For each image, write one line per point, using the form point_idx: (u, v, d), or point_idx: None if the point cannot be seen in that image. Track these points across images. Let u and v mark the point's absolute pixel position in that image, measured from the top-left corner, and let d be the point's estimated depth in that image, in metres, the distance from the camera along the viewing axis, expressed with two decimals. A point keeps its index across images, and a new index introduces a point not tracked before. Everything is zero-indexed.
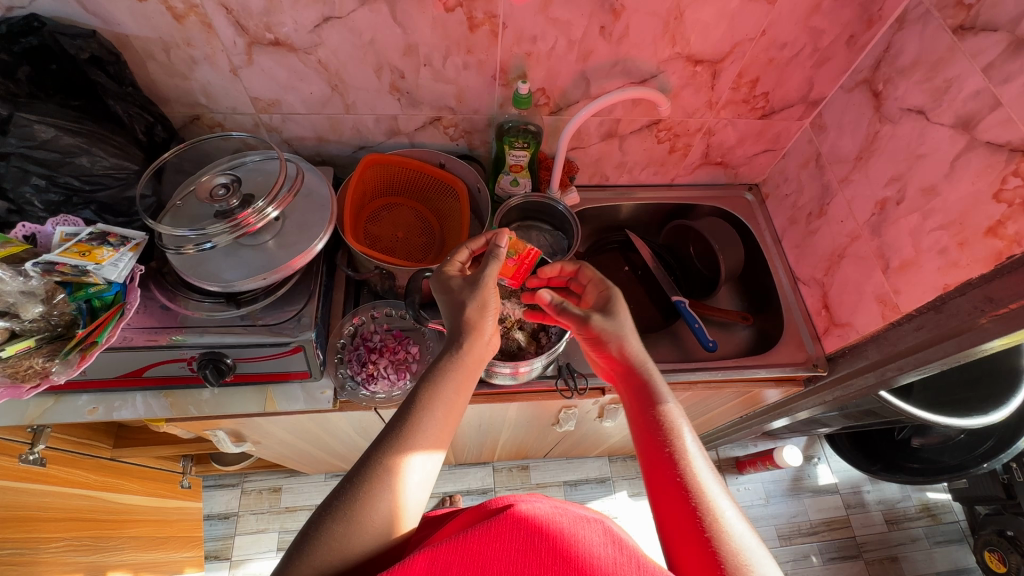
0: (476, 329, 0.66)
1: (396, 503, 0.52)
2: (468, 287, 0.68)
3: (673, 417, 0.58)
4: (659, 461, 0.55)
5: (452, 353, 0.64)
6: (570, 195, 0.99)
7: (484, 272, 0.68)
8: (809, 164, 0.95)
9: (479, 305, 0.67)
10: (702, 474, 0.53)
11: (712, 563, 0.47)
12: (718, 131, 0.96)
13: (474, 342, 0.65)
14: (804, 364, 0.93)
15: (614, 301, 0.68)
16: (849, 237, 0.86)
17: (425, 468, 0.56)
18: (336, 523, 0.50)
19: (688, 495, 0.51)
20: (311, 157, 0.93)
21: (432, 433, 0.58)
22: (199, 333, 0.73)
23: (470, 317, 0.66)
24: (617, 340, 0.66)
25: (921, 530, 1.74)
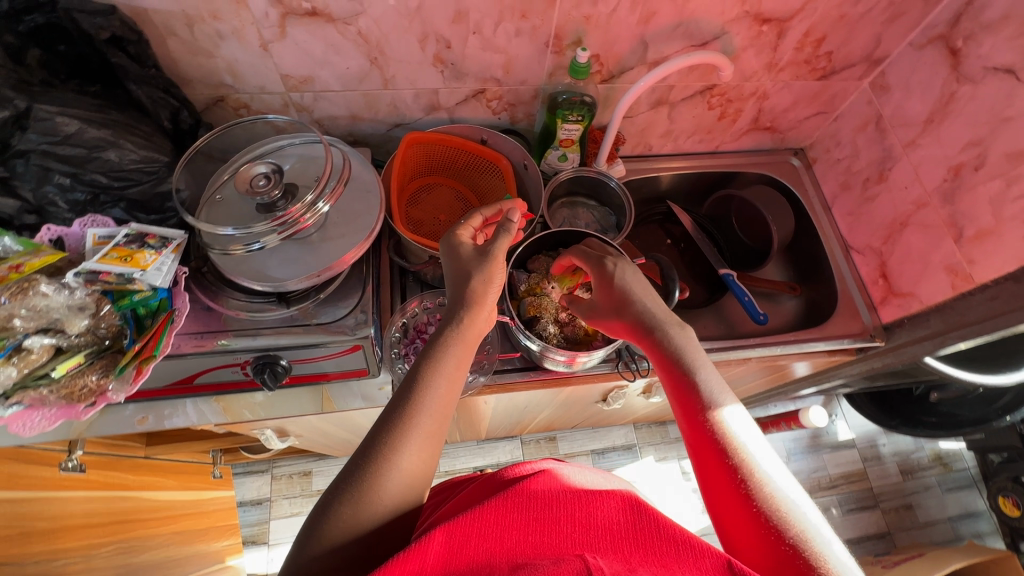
0: (478, 298, 0.61)
1: (405, 478, 0.49)
2: (467, 258, 0.63)
3: (702, 383, 0.56)
4: (694, 431, 0.53)
5: (454, 328, 0.59)
6: (618, 167, 0.94)
7: (494, 243, 0.63)
8: (867, 127, 0.91)
9: (485, 279, 0.61)
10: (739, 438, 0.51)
11: (761, 527, 0.46)
12: (772, 95, 0.91)
13: (476, 314, 0.60)
14: (861, 334, 0.91)
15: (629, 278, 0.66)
16: (915, 204, 0.83)
17: (431, 445, 0.52)
18: (345, 504, 0.47)
19: (722, 459, 0.50)
20: (342, 137, 0.87)
21: (435, 408, 0.54)
22: (252, 336, 0.69)
23: (475, 290, 0.61)
24: (640, 312, 0.63)
25: (933, 478, 1.80)
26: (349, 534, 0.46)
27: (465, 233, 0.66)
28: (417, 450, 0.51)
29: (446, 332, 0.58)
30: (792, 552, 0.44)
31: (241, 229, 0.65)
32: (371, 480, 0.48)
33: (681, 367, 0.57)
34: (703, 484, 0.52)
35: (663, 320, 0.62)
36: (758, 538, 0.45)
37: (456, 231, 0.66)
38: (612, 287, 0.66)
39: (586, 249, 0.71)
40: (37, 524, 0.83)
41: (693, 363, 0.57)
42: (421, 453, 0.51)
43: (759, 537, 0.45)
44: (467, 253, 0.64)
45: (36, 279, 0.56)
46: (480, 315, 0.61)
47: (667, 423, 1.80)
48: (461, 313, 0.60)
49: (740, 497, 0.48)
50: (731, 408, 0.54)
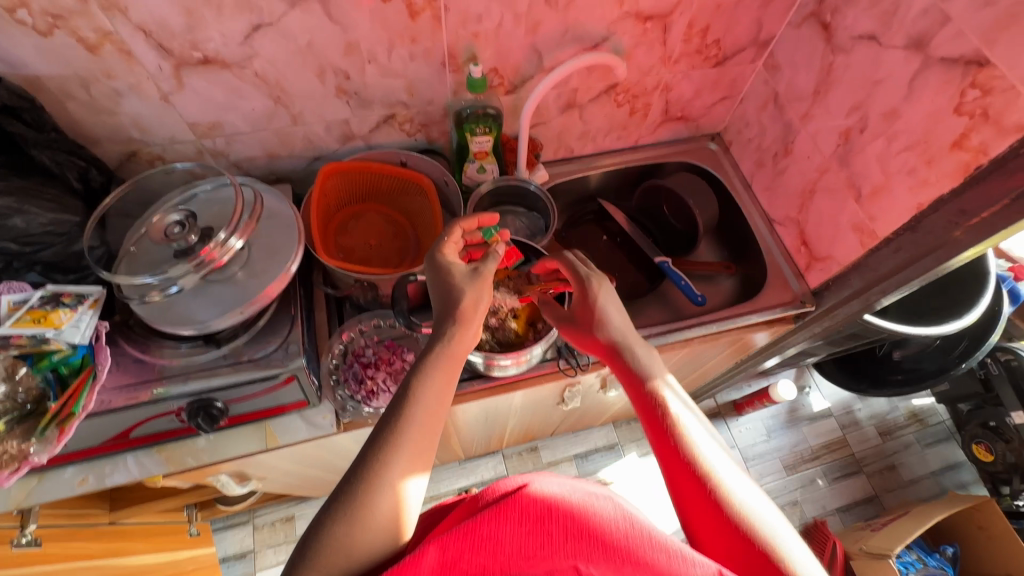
0: (469, 313, 0.62)
1: (397, 498, 0.50)
2: (455, 275, 0.64)
3: (668, 400, 0.59)
4: (663, 443, 0.56)
5: (441, 344, 0.60)
6: (540, 173, 0.97)
7: (484, 265, 0.65)
8: (768, 106, 0.95)
9: (475, 298, 0.63)
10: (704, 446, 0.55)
11: (728, 528, 0.50)
12: (674, 86, 0.96)
13: (463, 331, 0.61)
14: (792, 302, 0.94)
15: (601, 289, 0.67)
16: (818, 171, 0.87)
17: (422, 460, 0.54)
18: (338, 524, 0.47)
19: (691, 464, 0.54)
20: (264, 177, 0.88)
21: (424, 423, 0.55)
22: (183, 381, 0.69)
23: (465, 309, 0.62)
24: (612, 327, 0.66)
25: (912, 436, 1.83)
26: (341, 545, 0.47)
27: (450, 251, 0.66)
28: (408, 462, 0.52)
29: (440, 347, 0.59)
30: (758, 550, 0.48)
31: (157, 275, 0.66)
32: (364, 490, 0.50)
33: (647, 380, 0.61)
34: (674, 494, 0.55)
35: (630, 341, 0.65)
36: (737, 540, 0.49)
37: (443, 248, 0.66)
38: (588, 306, 0.68)
39: (569, 260, 0.70)
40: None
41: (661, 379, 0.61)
42: (412, 465, 0.52)
43: (735, 540, 0.49)
44: (457, 274, 0.65)
45: None
46: (467, 331, 0.62)
47: None
48: (453, 327, 0.61)
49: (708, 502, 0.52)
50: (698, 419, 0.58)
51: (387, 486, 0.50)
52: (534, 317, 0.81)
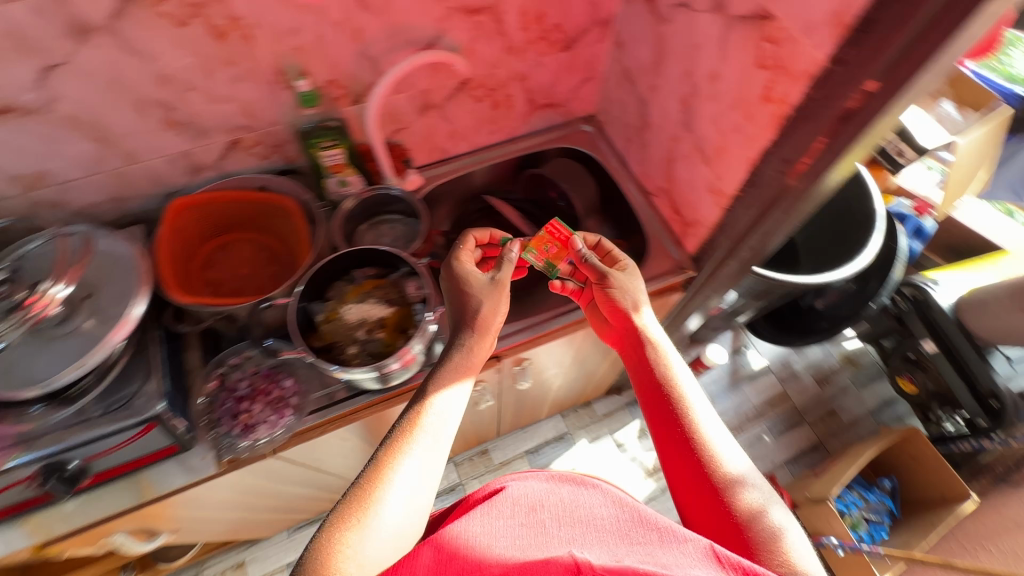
0: (483, 327, 0.71)
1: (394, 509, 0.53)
2: (472, 283, 0.73)
3: (681, 386, 0.67)
4: (660, 422, 0.66)
5: (461, 354, 0.68)
6: (410, 178, 0.96)
7: (501, 272, 0.74)
8: (623, 82, 0.97)
9: (492, 306, 0.72)
10: (705, 429, 0.64)
11: (719, 506, 0.57)
12: (531, 74, 0.96)
13: (478, 339, 0.70)
14: (674, 270, 0.96)
15: (633, 275, 0.79)
16: (672, 139, 0.89)
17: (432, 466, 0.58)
18: (348, 530, 0.50)
19: (693, 446, 0.62)
20: (117, 221, 0.85)
21: (435, 433, 0.60)
22: (29, 446, 0.64)
23: (482, 318, 0.71)
24: (635, 312, 0.76)
25: (847, 379, 1.89)
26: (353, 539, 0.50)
27: (467, 260, 0.75)
28: (426, 464, 0.58)
29: (456, 359, 0.68)
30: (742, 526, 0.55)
31: None
32: (382, 484, 0.54)
33: (658, 371, 0.69)
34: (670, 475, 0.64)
35: (656, 339, 0.73)
36: (724, 513, 0.57)
37: (460, 256, 0.75)
38: (610, 294, 0.78)
39: (609, 248, 0.84)
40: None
41: (664, 359, 0.70)
42: (427, 469, 0.58)
43: (720, 515, 0.57)
44: (473, 283, 0.74)
45: None
46: (483, 341, 0.71)
47: (593, 403, 1.82)
48: (467, 338, 0.69)
49: (705, 482, 0.59)
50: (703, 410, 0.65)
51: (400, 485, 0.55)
52: (404, 323, 0.78)
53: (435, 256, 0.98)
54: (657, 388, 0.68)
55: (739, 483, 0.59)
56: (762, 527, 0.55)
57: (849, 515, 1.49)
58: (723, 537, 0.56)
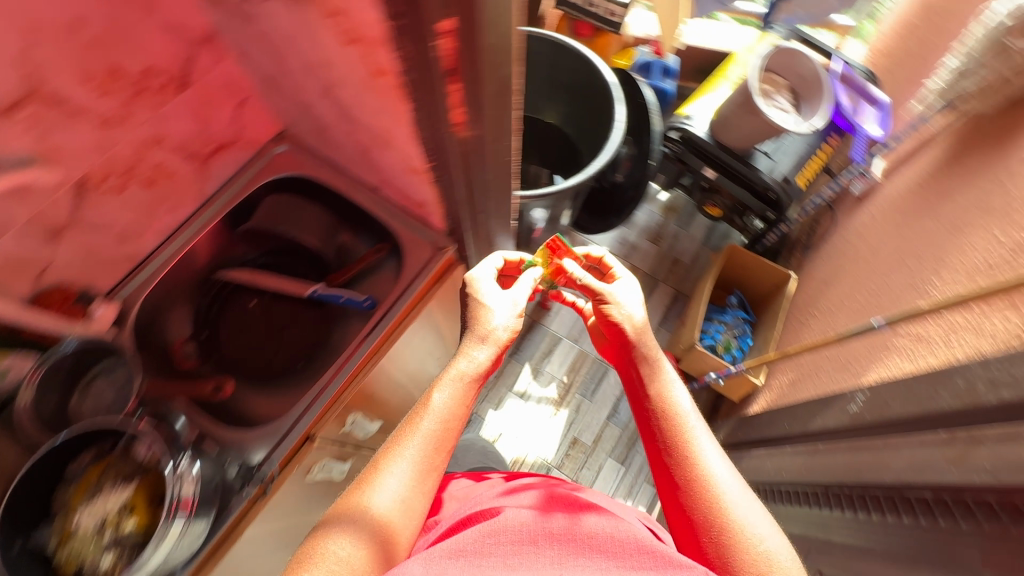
0: (491, 341, 0.90)
1: (392, 503, 0.74)
2: (474, 308, 0.92)
3: (682, 402, 0.83)
4: (648, 427, 0.83)
5: (454, 377, 0.86)
6: (98, 311, 0.80)
7: (472, 298, 0.92)
8: (273, 92, 0.84)
9: (476, 340, 0.90)
10: (700, 445, 0.77)
11: (693, 521, 0.71)
12: (164, 132, 0.80)
13: (454, 378, 0.86)
14: (436, 253, 0.92)
15: (632, 306, 0.93)
16: (349, 134, 0.79)
17: (416, 484, 0.76)
18: (364, 496, 0.73)
19: (678, 460, 0.76)
20: None
21: (418, 458, 0.78)
22: None
23: (471, 342, 0.90)
24: (659, 372, 0.87)
25: (674, 225, 2.05)
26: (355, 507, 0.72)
27: (473, 288, 0.92)
28: (417, 471, 0.77)
29: (458, 365, 0.87)
30: (712, 534, 0.69)
31: None
32: (383, 473, 0.76)
33: (653, 389, 0.85)
34: (661, 482, 0.79)
35: (670, 381, 0.86)
36: (703, 514, 0.71)
37: (472, 286, 0.92)
38: (615, 325, 0.92)
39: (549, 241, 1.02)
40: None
41: (669, 385, 0.85)
42: (425, 480, 0.77)
43: (693, 529, 0.71)
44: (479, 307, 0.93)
45: None
46: (489, 342, 0.90)
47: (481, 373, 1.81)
48: (478, 346, 0.89)
49: (679, 496, 0.74)
50: (700, 434, 0.79)
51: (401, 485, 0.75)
52: (156, 491, 0.67)
53: (176, 379, 0.83)
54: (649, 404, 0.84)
55: (724, 499, 0.71)
56: (732, 539, 0.68)
57: (718, 342, 1.66)
58: (693, 542, 0.71)
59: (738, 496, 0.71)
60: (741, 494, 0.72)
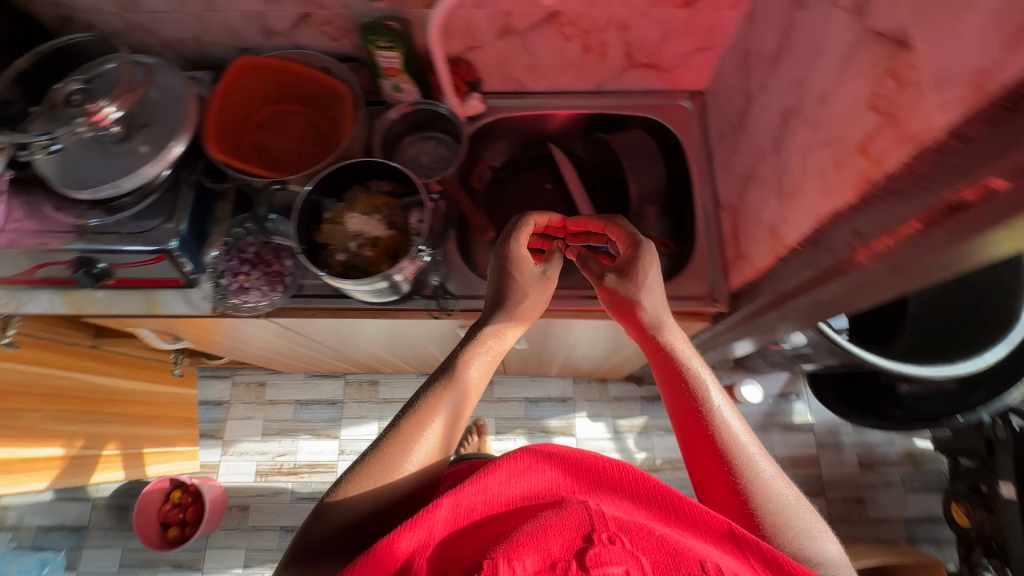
0: (524, 315, 0.72)
1: (397, 476, 0.55)
2: (527, 273, 0.71)
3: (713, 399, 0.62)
4: (688, 424, 0.62)
5: (491, 330, 0.69)
6: (471, 101, 0.91)
7: (518, 232, 0.72)
8: (740, 67, 0.80)
9: (539, 297, 0.73)
10: (747, 452, 0.58)
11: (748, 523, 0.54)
12: (633, 26, 0.82)
13: (502, 318, 0.70)
14: (704, 299, 0.85)
15: (629, 269, 0.71)
16: (757, 156, 0.74)
17: (444, 439, 0.60)
18: (382, 439, 0.58)
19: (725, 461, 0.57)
20: (199, 63, 0.90)
21: (440, 420, 0.59)
22: (86, 241, 0.77)
23: (518, 287, 0.70)
24: (670, 337, 0.68)
25: (897, 475, 1.65)
26: (366, 474, 0.55)
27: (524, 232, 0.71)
28: (431, 455, 0.58)
29: (478, 350, 0.67)
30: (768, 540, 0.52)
31: (89, 190, 0.75)
32: (400, 436, 0.58)
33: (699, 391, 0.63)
34: (684, 449, 0.63)
35: (692, 359, 0.66)
36: (732, 504, 0.56)
37: (520, 228, 0.71)
38: (638, 267, 0.71)
39: (626, 228, 0.75)
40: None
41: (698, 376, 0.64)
42: (430, 467, 0.58)
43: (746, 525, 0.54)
44: (524, 271, 0.71)
45: None
46: (512, 331, 0.70)
47: (608, 382, 1.78)
48: (478, 356, 0.66)
49: (727, 479, 0.57)
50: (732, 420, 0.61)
51: (418, 457, 0.57)
52: (395, 250, 0.77)
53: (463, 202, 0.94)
54: (674, 424, 0.65)
55: (783, 509, 0.54)
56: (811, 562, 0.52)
57: None
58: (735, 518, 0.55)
59: (759, 475, 0.56)
60: (753, 458, 0.57)
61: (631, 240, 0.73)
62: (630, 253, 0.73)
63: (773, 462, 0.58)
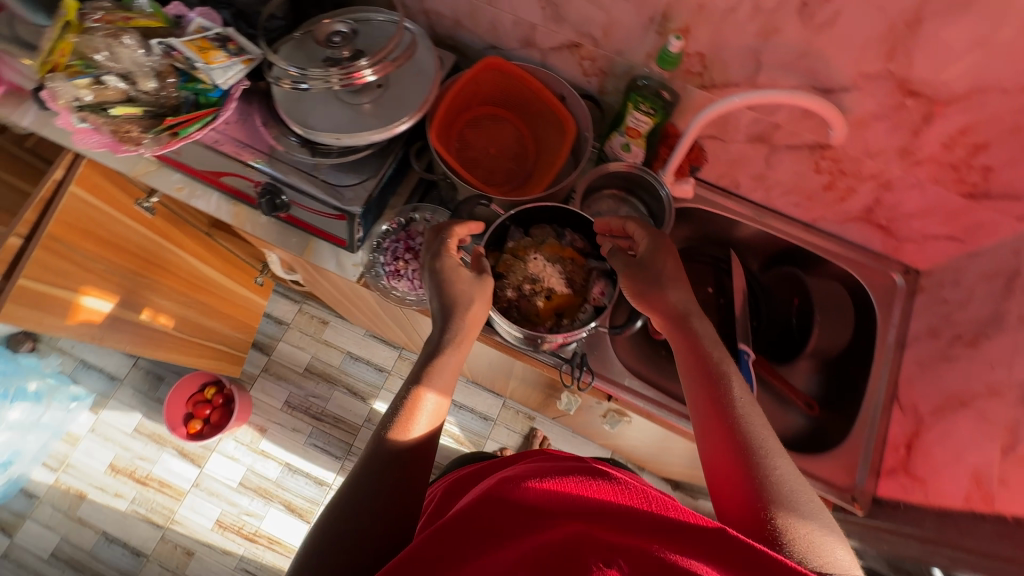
0: (473, 323, 0.62)
1: (380, 488, 0.48)
2: (459, 278, 0.64)
3: (738, 405, 0.51)
4: (709, 432, 0.51)
5: (446, 334, 0.61)
6: (684, 186, 0.86)
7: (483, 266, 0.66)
8: (994, 279, 0.72)
9: (483, 299, 0.64)
10: (766, 457, 0.47)
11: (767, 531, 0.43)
12: (896, 188, 0.75)
13: (459, 323, 0.61)
14: (841, 492, 0.76)
15: (655, 257, 0.63)
16: (987, 389, 0.66)
17: (431, 426, 0.53)
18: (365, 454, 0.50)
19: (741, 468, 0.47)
20: (443, 39, 0.89)
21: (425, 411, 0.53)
22: (280, 172, 0.76)
23: (464, 295, 0.62)
24: (694, 318, 0.60)
25: None
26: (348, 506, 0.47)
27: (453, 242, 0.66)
28: (410, 468, 0.50)
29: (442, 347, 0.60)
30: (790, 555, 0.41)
31: (308, 129, 0.74)
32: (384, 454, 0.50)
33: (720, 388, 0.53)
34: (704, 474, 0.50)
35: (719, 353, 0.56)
36: (743, 497, 0.45)
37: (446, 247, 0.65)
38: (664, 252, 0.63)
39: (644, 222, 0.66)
40: (51, 291, 0.99)
41: (722, 374, 0.54)
42: (413, 473, 0.50)
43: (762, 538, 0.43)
44: (461, 274, 0.64)
45: (125, 33, 0.69)
46: (467, 339, 0.62)
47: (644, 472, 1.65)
48: (447, 343, 0.60)
49: (749, 493, 0.45)
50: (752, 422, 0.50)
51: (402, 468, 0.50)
52: (563, 309, 0.75)
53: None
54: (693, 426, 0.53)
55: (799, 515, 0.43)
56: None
57: None
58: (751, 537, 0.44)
59: (778, 480, 0.45)
60: (769, 446, 0.48)
61: (648, 231, 0.66)
62: (651, 243, 0.64)
63: (779, 442, 0.49)
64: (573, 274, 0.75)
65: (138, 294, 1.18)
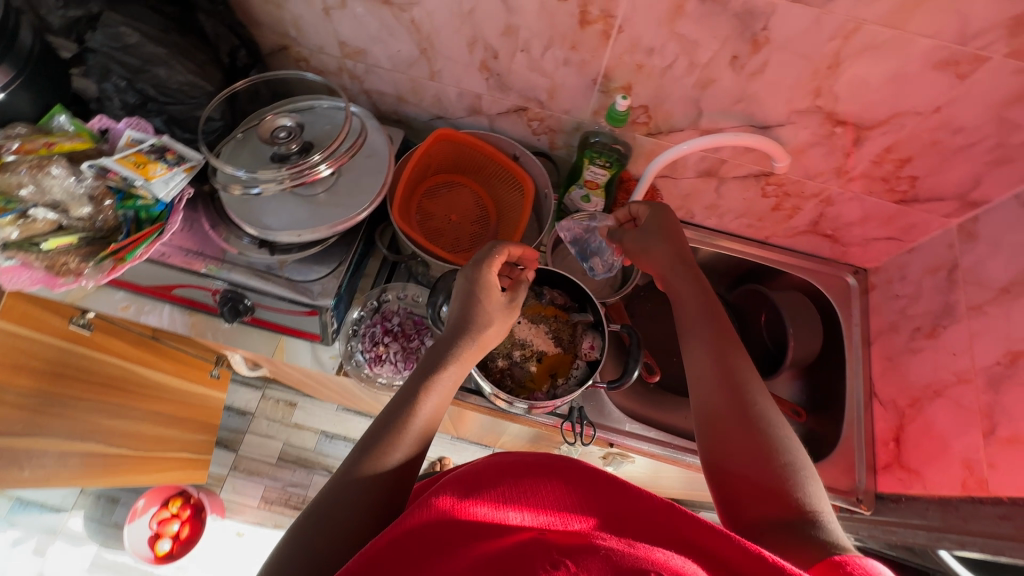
0: (481, 348, 0.58)
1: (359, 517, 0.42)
2: (488, 300, 0.58)
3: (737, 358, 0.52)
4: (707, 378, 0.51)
5: (450, 351, 0.55)
6: None
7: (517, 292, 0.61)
8: (937, 272, 0.78)
9: (502, 322, 0.59)
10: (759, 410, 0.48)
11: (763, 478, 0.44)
12: (838, 202, 0.81)
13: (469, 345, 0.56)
14: (847, 495, 0.79)
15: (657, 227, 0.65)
16: (956, 376, 0.71)
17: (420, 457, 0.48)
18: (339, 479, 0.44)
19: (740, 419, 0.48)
20: (387, 114, 0.89)
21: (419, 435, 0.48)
22: (239, 276, 0.72)
23: (486, 314, 0.57)
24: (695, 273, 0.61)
25: None
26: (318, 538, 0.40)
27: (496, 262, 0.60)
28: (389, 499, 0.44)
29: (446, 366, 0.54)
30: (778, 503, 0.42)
31: (264, 228, 0.71)
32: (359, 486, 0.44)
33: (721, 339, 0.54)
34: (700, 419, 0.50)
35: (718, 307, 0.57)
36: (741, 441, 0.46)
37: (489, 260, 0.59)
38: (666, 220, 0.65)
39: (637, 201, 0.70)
40: None
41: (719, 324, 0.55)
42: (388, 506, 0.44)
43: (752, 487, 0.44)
44: (492, 294, 0.59)
45: (51, 162, 0.64)
46: (473, 362, 0.57)
47: None
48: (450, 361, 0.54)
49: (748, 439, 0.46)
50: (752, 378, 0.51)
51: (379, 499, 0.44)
52: (555, 369, 0.74)
53: None
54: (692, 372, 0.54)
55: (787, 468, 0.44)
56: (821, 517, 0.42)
57: None
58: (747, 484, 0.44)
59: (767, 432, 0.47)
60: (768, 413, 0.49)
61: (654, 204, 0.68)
62: (651, 214, 0.67)
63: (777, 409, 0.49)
64: (559, 330, 0.75)
65: (67, 419, 1.04)
